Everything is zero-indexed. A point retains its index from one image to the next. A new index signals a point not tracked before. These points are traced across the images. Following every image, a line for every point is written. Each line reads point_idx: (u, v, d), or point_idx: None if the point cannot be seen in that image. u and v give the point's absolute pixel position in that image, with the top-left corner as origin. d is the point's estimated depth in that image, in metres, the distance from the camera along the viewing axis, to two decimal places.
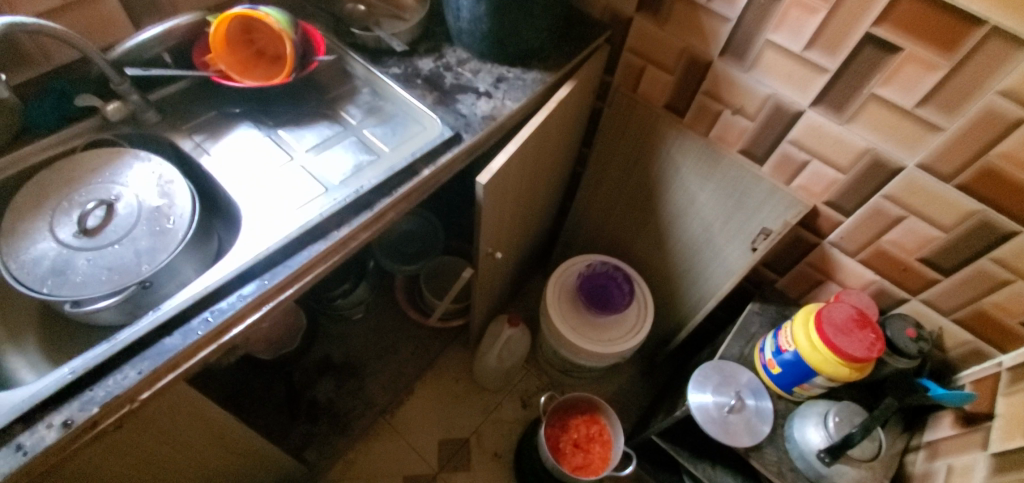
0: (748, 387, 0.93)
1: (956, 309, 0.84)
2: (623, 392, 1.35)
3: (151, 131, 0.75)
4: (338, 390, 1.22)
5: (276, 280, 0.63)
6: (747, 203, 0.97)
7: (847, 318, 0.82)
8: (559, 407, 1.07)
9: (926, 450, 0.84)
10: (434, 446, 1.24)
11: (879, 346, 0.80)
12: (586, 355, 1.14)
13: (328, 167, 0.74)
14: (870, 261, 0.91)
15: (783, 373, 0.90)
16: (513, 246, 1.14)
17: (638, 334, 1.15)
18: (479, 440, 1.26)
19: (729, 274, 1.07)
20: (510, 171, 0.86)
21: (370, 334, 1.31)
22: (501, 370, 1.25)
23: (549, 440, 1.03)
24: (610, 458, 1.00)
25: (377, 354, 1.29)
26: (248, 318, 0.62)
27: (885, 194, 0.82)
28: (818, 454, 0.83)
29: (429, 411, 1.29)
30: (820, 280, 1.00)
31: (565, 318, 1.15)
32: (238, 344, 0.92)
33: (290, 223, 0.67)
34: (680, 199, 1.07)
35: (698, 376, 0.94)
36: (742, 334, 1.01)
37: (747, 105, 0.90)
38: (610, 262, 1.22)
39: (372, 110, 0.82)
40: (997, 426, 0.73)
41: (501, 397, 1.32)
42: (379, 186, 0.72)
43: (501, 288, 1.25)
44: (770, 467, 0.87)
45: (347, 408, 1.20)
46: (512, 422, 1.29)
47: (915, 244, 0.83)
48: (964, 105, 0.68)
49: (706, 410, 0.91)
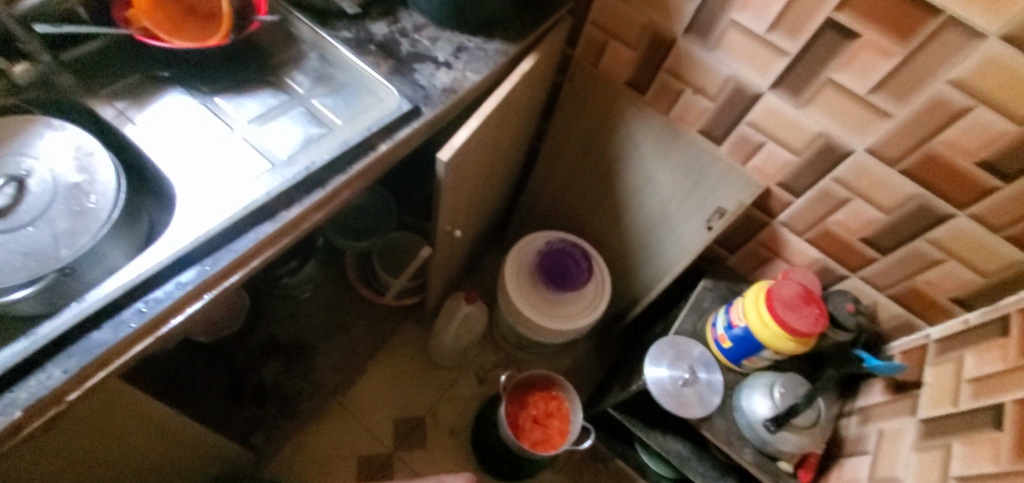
0: (700, 361, 0.96)
1: (892, 285, 0.90)
2: (578, 365, 1.37)
3: (68, 96, 0.66)
4: (285, 373, 1.17)
5: (218, 266, 0.57)
6: (704, 182, 0.98)
7: (795, 295, 0.86)
8: (518, 384, 1.07)
9: (859, 415, 0.91)
10: (388, 426, 1.21)
11: (823, 321, 0.84)
12: (545, 332, 1.15)
13: (273, 140, 0.67)
14: (816, 240, 0.95)
15: (733, 347, 0.94)
16: (472, 223, 1.11)
17: (596, 310, 1.16)
18: (435, 417, 1.24)
19: (684, 252, 1.09)
20: (472, 147, 0.82)
21: (319, 313, 1.25)
22: (458, 348, 1.23)
23: (509, 417, 1.03)
24: (568, 432, 1.02)
25: (327, 334, 1.24)
26: (188, 308, 0.56)
27: (835, 177, 0.85)
28: (764, 423, 0.88)
29: (383, 390, 1.24)
30: (768, 258, 1.04)
31: (524, 295, 1.15)
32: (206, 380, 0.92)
33: (231, 202, 0.61)
34: (639, 177, 1.07)
35: (653, 352, 0.97)
36: (695, 309, 1.04)
37: (708, 85, 0.90)
38: (568, 239, 1.21)
39: (322, 78, 0.75)
40: (924, 394, 0.80)
41: (457, 374, 1.29)
42: (332, 163, 0.66)
43: (459, 264, 1.22)
44: (719, 435, 0.91)
45: (295, 391, 1.17)
46: (468, 398, 1.28)
47: (859, 225, 0.88)
48: (914, 93, 0.71)
49: (661, 384, 0.94)
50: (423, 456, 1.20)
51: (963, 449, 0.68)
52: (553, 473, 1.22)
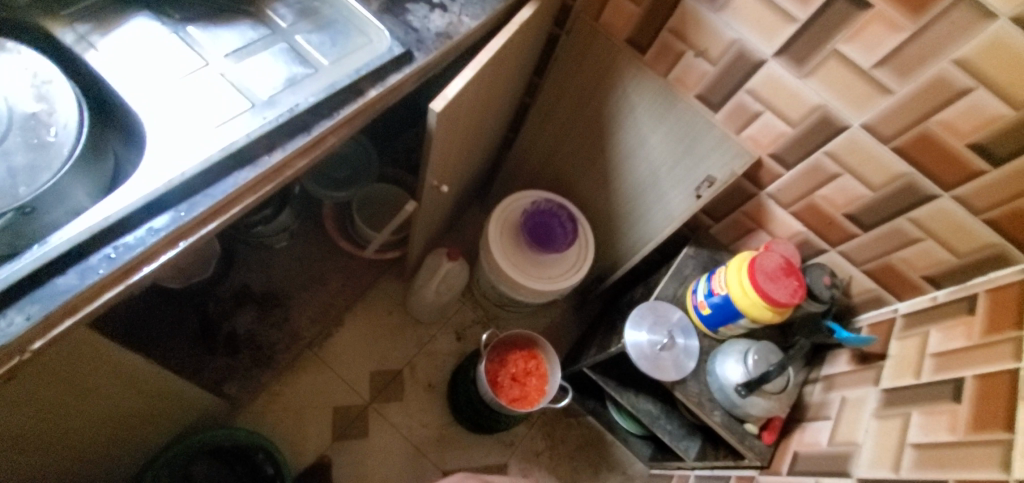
0: (678, 326, 0.98)
1: (868, 261, 0.93)
2: (555, 325, 1.38)
3: (25, 18, 0.60)
4: (259, 322, 1.14)
5: (195, 213, 0.53)
6: (697, 149, 0.97)
7: (776, 267, 0.87)
8: (498, 343, 1.07)
9: (824, 382, 0.95)
10: (365, 378, 1.22)
11: (800, 292, 0.86)
12: (526, 292, 1.15)
13: (252, 77, 0.62)
14: (801, 213, 0.96)
15: (712, 314, 0.95)
16: (458, 179, 1.07)
17: (578, 273, 1.16)
18: (412, 371, 1.24)
19: (670, 218, 1.09)
20: (465, 98, 0.78)
21: (294, 263, 1.21)
22: (438, 304, 1.22)
23: (488, 374, 1.04)
24: (546, 390, 1.04)
25: (302, 284, 1.20)
26: (162, 257, 0.53)
27: (827, 151, 0.85)
28: (736, 387, 0.91)
29: (362, 343, 1.25)
30: (751, 229, 1.05)
31: (507, 254, 1.14)
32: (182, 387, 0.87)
33: (206, 142, 0.56)
34: (631, 140, 1.05)
35: (634, 316, 0.98)
36: (676, 276, 1.05)
37: (710, 48, 0.88)
38: (555, 200, 1.20)
39: (306, 12, 0.69)
40: (888, 365, 0.84)
41: (435, 329, 1.30)
42: (317, 106, 0.62)
43: (442, 220, 1.19)
44: (691, 397, 0.94)
45: (270, 341, 1.13)
46: (445, 354, 1.28)
47: (844, 200, 0.89)
48: (918, 70, 0.71)
49: (640, 347, 0.96)
50: (399, 409, 1.21)
51: (921, 419, 0.72)
52: (527, 427, 1.25)
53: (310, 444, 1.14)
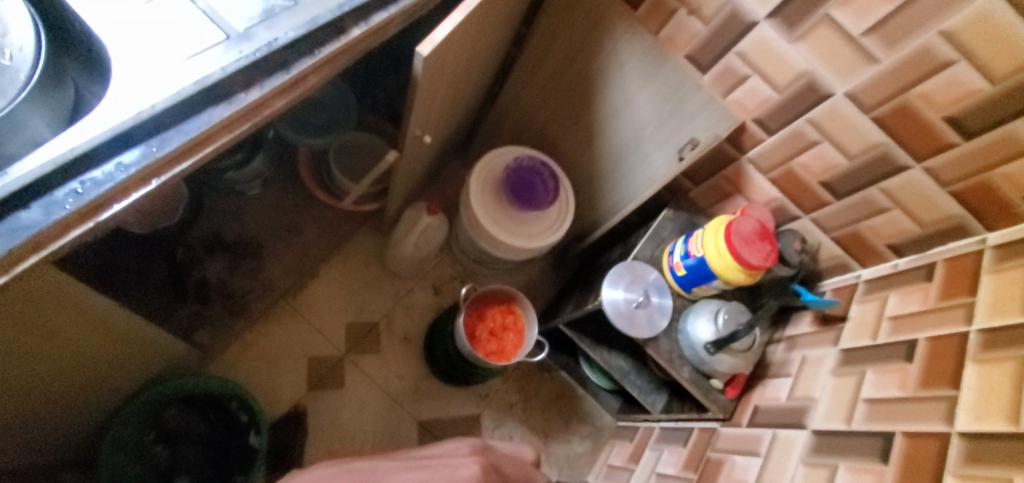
0: (654, 286, 1.00)
1: (837, 228, 0.96)
2: (532, 283, 1.39)
3: None
4: (230, 271, 1.11)
5: (167, 149, 0.50)
6: (683, 111, 0.97)
7: (751, 231, 0.90)
8: (477, 297, 1.07)
9: (787, 343, 0.99)
10: (340, 330, 1.21)
11: (772, 256, 0.89)
12: (505, 248, 1.15)
13: (226, 5, 0.58)
14: (778, 180, 0.98)
15: (686, 275, 0.98)
16: (441, 131, 1.05)
17: (557, 232, 1.17)
18: (389, 324, 1.25)
19: (651, 180, 1.09)
20: (452, 45, 0.75)
21: (268, 212, 1.18)
22: (416, 258, 1.21)
23: (466, 328, 1.05)
24: (522, 346, 1.05)
25: (277, 233, 1.17)
26: (134, 194, 0.50)
27: (809, 118, 0.87)
28: (705, 345, 0.93)
29: (337, 294, 1.23)
30: (729, 194, 1.07)
31: (487, 210, 1.13)
32: (154, 338, 0.85)
33: (176, 75, 0.52)
34: (618, 99, 1.04)
35: (612, 275, 1.00)
36: (654, 237, 1.06)
37: (704, 7, 0.88)
38: (537, 157, 1.18)
39: None
40: (848, 327, 0.88)
41: (412, 284, 1.29)
42: (297, 42, 0.58)
43: (423, 172, 1.16)
44: (662, 354, 0.97)
45: (244, 289, 1.11)
46: (422, 308, 1.28)
47: (821, 168, 0.91)
48: (905, 39, 0.72)
49: (616, 305, 0.97)
50: (376, 360, 1.22)
51: (874, 376, 0.77)
52: (502, 380, 1.28)
53: (285, 394, 1.15)
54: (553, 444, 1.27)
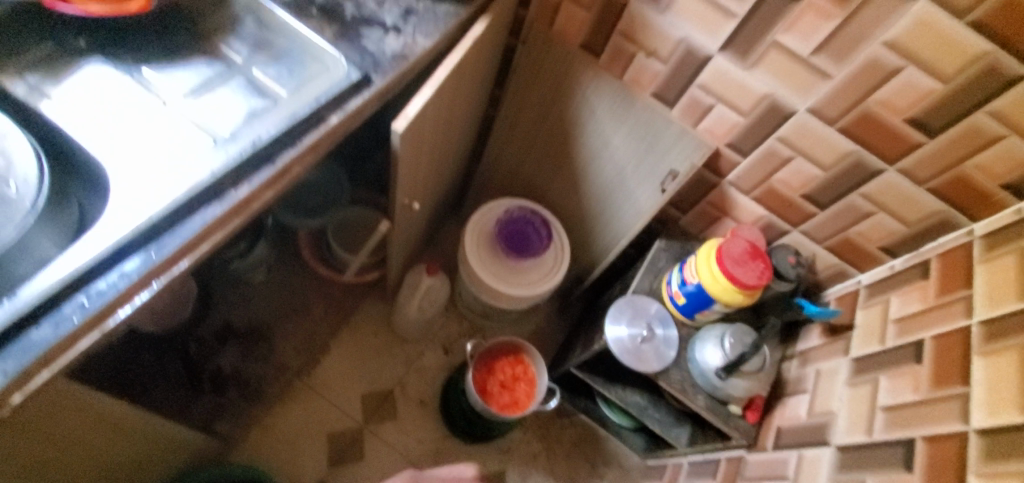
0: (657, 317, 1.00)
1: (829, 237, 0.97)
2: (540, 329, 1.39)
3: None
4: (243, 359, 1.12)
5: (165, 253, 0.54)
6: (658, 145, 1.00)
7: (743, 251, 0.91)
8: (485, 352, 1.08)
9: (799, 358, 0.98)
10: (355, 401, 1.22)
11: (767, 273, 0.90)
12: (506, 299, 1.16)
13: (213, 114, 0.63)
14: (762, 198, 1.00)
15: (687, 303, 0.98)
16: (430, 195, 1.09)
17: (555, 276, 1.18)
18: (403, 390, 1.25)
19: (639, 214, 1.12)
20: (427, 117, 0.79)
21: (277, 294, 1.20)
22: (423, 320, 1.23)
23: (476, 384, 1.05)
24: (535, 394, 1.05)
25: (285, 313, 1.20)
26: (136, 300, 0.53)
27: (779, 137, 0.89)
28: (715, 371, 0.92)
29: (349, 366, 1.24)
30: (717, 217, 1.09)
31: (484, 263, 1.15)
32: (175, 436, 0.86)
33: (171, 184, 0.57)
34: (595, 142, 1.08)
35: (613, 312, 1.00)
36: (651, 269, 1.07)
37: (660, 48, 0.92)
38: (527, 207, 1.22)
39: (261, 45, 0.70)
40: (856, 335, 0.88)
41: (421, 345, 1.30)
42: (280, 136, 0.63)
43: (418, 235, 1.20)
44: (675, 386, 0.96)
45: (258, 375, 1.13)
46: (434, 369, 1.28)
47: (800, 182, 0.93)
48: (853, 53, 0.75)
49: (621, 342, 0.97)
50: (394, 427, 1.21)
51: (888, 382, 0.76)
52: (522, 432, 1.26)
53: (308, 474, 1.14)
54: None
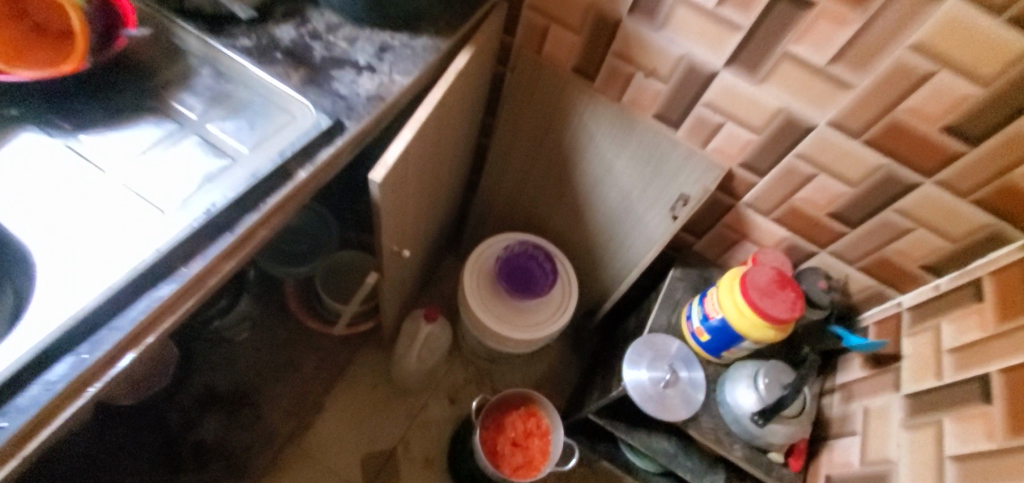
0: (679, 357, 0.90)
1: (862, 257, 0.88)
2: (552, 369, 1.30)
3: None
4: (226, 427, 1.04)
5: (99, 352, 0.47)
6: (665, 169, 0.93)
7: (769, 280, 0.82)
8: (492, 407, 0.99)
9: (842, 393, 0.88)
10: (355, 465, 1.12)
11: (800, 304, 0.80)
12: (513, 343, 1.08)
13: (161, 180, 0.55)
14: (784, 219, 0.91)
15: (712, 340, 0.88)
16: (421, 238, 1.01)
17: (564, 314, 1.10)
18: (407, 447, 1.15)
19: (651, 242, 1.04)
20: (410, 161, 0.72)
21: (263, 352, 1.13)
22: (424, 370, 1.14)
23: (485, 445, 0.96)
24: (550, 452, 0.95)
25: (273, 375, 1.11)
26: (66, 412, 0.46)
27: (798, 153, 0.81)
28: (752, 417, 0.82)
29: (346, 425, 1.15)
30: (735, 241, 1.00)
31: (486, 306, 1.07)
32: None
33: (111, 268, 0.50)
34: (597, 169, 1.00)
35: (630, 354, 0.90)
36: (668, 303, 0.98)
37: (659, 66, 0.84)
38: (528, 241, 1.13)
39: (218, 97, 0.63)
40: (906, 366, 0.78)
41: (425, 397, 1.21)
42: (241, 201, 0.55)
43: (412, 279, 1.12)
44: (707, 434, 0.86)
45: (243, 444, 1.04)
46: (440, 421, 1.19)
47: (825, 200, 0.84)
48: (877, 59, 0.67)
49: (642, 388, 0.87)
50: None
51: (955, 425, 0.67)
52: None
53: None
54: None
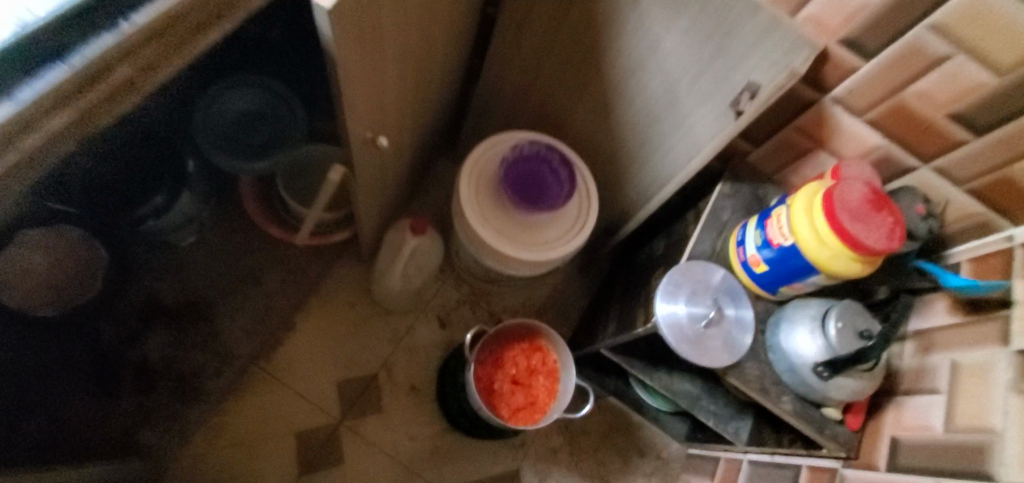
0: (726, 291, 0.73)
1: (975, 178, 0.67)
2: (559, 293, 1.13)
3: None
4: (175, 343, 0.89)
5: None
6: (731, 46, 0.69)
7: (862, 200, 0.62)
8: (489, 339, 0.87)
9: (916, 341, 0.72)
10: (330, 391, 0.98)
11: (900, 231, 0.61)
12: (517, 264, 0.89)
13: None
14: (882, 122, 0.70)
15: (770, 272, 0.70)
16: (407, 127, 0.79)
17: (581, 232, 0.91)
18: (390, 374, 1.01)
19: (697, 147, 0.82)
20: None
21: (215, 261, 0.94)
22: (410, 289, 0.97)
23: (480, 383, 0.84)
24: (557, 392, 0.84)
25: (230, 287, 0.94)
26: None
27: (930, 23, 0.58)
28: (814, 368, 0.66)
29: (318, 348, 0.99)
30: (806, 150, 0.79)
31: (488, 218, 0.88)
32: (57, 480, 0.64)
33: None
34: (637, 47, 0.77)
35: (667, 284, 0.72)
36: (713, 224, 0.79)
37: None
38: (542, 141, 0.91)
39: None
40: (1020, 315, 0.60)
41: (412, 319, 1.05)
42: (83, 15, 0.47)
43: (396, 180, 0.92)
44: (752, 384, 0.71)
45: (195, 366, 0.90)
46: (428, 347, 1.04)
47: (950, 95, 0.62)
48: None
49: (677, 325, 0.71)
50: (378, 421, 0.98)
51: None
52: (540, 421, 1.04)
53: None
54: None
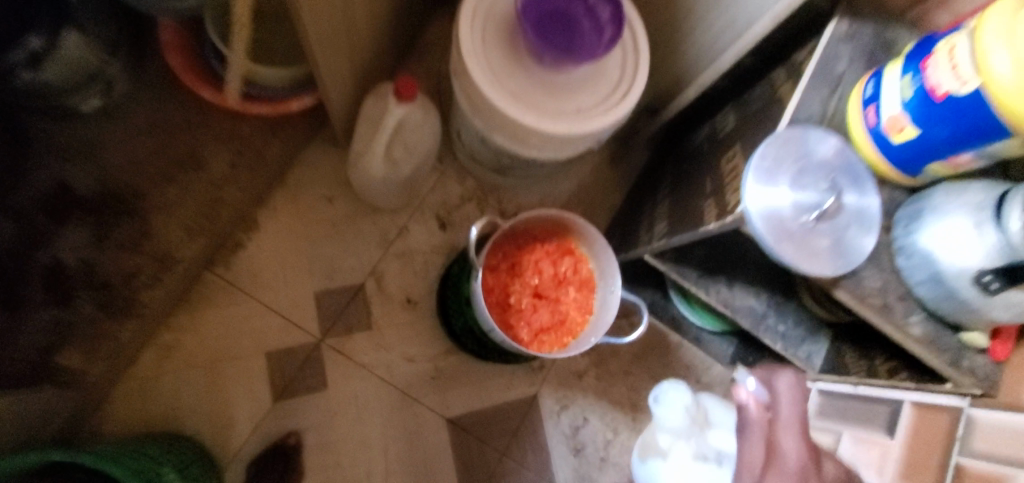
0: (848, 171, 0.50)
1: None
2: (586, 189, 0.92)
3: None
4: (97, 244, 0.68)
5: None
6: None
7: None
8: (504, 240, 0.71)
9: None
10: (308, 304, 0.81)
11: None
12: (540, 143, 0.66)
13: None
14: None
15: (922, 139, 0.47)
16: None
17: (626, 96, 0.67)
18: (380, 284, 0.83)
19: None
20: None
21: (144, 137, 0.71)
22: (398, 180, 0.76)
23: (493, 296, 0.70)
24: (592, 308, 0.70)
25: (165, 172, 0.72)
26: None
27: None
28: (975, 277, 0.46)
29: (288, 253, 0.81)
30: None
31: (499, 77, 0.63)
32: None
33: None
34: None
35: (760, 162, 0.50)
36: (827, 77, 0.54)
37: None
38: None
39: None
40: None
41: (405, 218, 0.84)
42: None
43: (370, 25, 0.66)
44: (868, 299, 0.51)
45: (126, 271, 0.70)
46: (426, 252, 0.84)
47: None
48: None
49: (779, 221, 0.50)
50: (368, 340, 0.81)
51: None
52: None
53: (240, 414, 0.77)
54: (647, 420, 0.87)
